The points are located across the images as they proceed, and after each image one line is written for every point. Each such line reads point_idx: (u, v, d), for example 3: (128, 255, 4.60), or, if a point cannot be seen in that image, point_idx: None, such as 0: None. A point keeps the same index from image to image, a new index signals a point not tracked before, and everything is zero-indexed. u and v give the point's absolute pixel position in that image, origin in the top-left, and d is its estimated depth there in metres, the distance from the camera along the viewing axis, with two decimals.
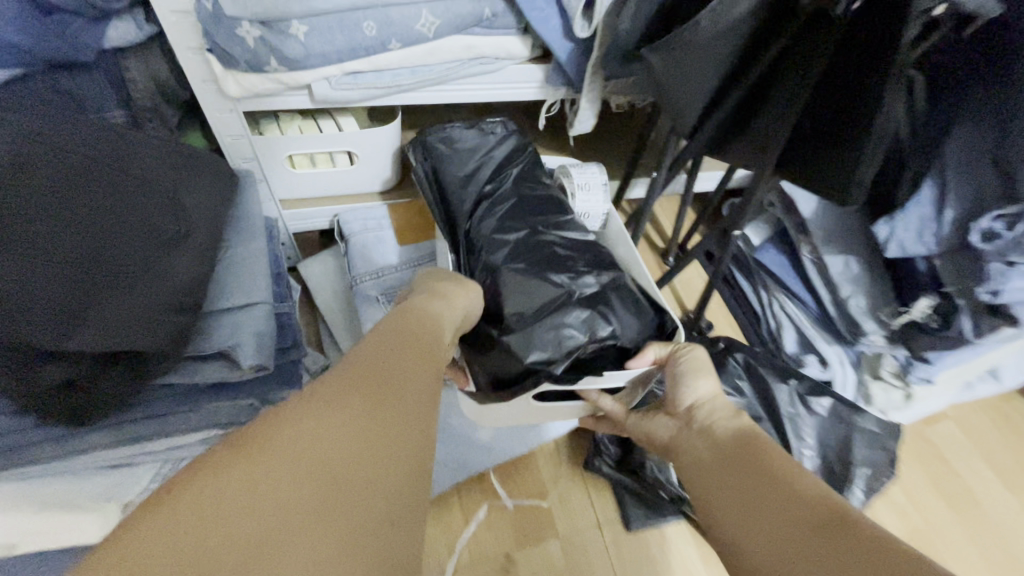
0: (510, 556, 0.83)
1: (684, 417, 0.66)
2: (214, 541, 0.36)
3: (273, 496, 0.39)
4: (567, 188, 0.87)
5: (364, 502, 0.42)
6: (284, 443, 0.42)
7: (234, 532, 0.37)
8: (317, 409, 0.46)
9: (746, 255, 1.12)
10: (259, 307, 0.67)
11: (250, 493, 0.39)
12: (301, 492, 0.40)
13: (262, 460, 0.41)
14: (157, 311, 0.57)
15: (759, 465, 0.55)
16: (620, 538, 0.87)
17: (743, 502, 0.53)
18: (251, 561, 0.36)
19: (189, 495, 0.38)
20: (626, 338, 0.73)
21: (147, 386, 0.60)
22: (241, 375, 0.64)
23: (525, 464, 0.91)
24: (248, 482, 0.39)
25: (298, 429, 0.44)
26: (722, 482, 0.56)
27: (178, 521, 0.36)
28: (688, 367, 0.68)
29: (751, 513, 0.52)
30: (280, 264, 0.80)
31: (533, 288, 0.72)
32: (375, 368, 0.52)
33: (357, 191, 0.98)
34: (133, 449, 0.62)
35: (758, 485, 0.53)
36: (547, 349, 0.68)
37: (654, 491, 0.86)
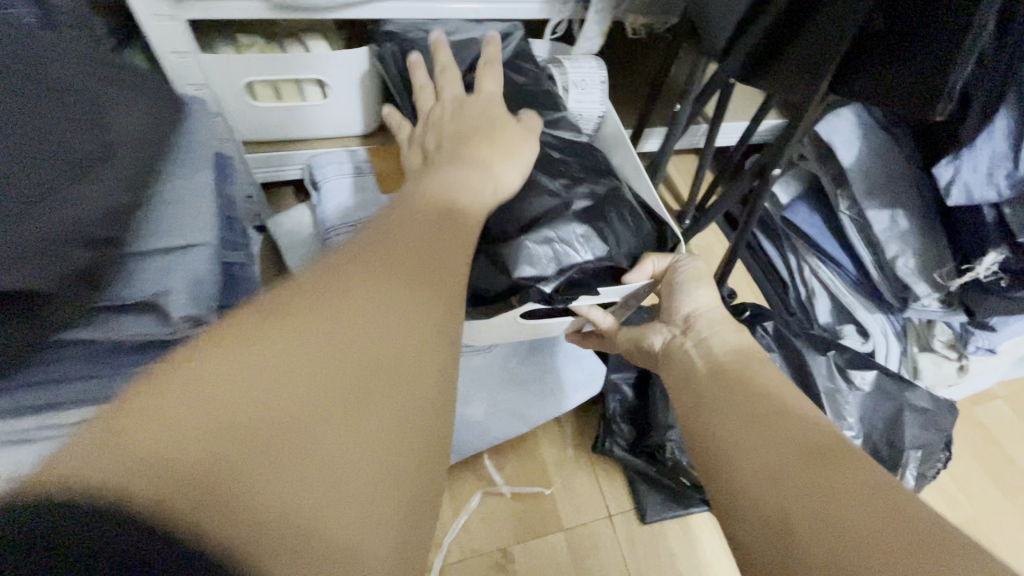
0: (508, 552, 0.71)
1: (680, 326, 0.57)
2: (221, 510, 0.22)
3: (305, 432, 0.26)
4: (558, 82, 0.73)
5: (399, 454, 0.28)
6: (317, 348, 0.28)
7: (256, 495, 0.23)
8: (344, 300, 0.32)
9: (774, 216, 0.99)
10: (199, 250, 0.55)
11: (270, 428, 0.25)
12: (348, 428, 0.27)
13: (290, 374, 0.27)
14: (61, 244, 0.43)
15: (799, 430, 0.43)
16: (635, 530, 0.75)
17: (748, 428, 0.45)
18: (284, 544, 0.23)
19: (160, 426, 0.23)
20: (623, 253, 0.60)
21: (48, 341, 0.47)
22: (175, 331, 0.53)
23: (525, 446, 0.79)
24: (265, 408, 0.25)
25: (318, 331, 0.29)
26: (739, 431, 0.45)
27: (145, 468, 0.22)
28: (688, 278, 0.59)
29: (770, 473, 0.41)
30: (235, 209, 0.67)
31: (525, 192, 0.58)
32: (419, 255, 0.36)
33: (331, 134, 0.85)
34: (38, 420, 0.50)
35: (789, 446, 0.42)
36: (538, 268, 0.55)
37: (674, 476, 0.74)
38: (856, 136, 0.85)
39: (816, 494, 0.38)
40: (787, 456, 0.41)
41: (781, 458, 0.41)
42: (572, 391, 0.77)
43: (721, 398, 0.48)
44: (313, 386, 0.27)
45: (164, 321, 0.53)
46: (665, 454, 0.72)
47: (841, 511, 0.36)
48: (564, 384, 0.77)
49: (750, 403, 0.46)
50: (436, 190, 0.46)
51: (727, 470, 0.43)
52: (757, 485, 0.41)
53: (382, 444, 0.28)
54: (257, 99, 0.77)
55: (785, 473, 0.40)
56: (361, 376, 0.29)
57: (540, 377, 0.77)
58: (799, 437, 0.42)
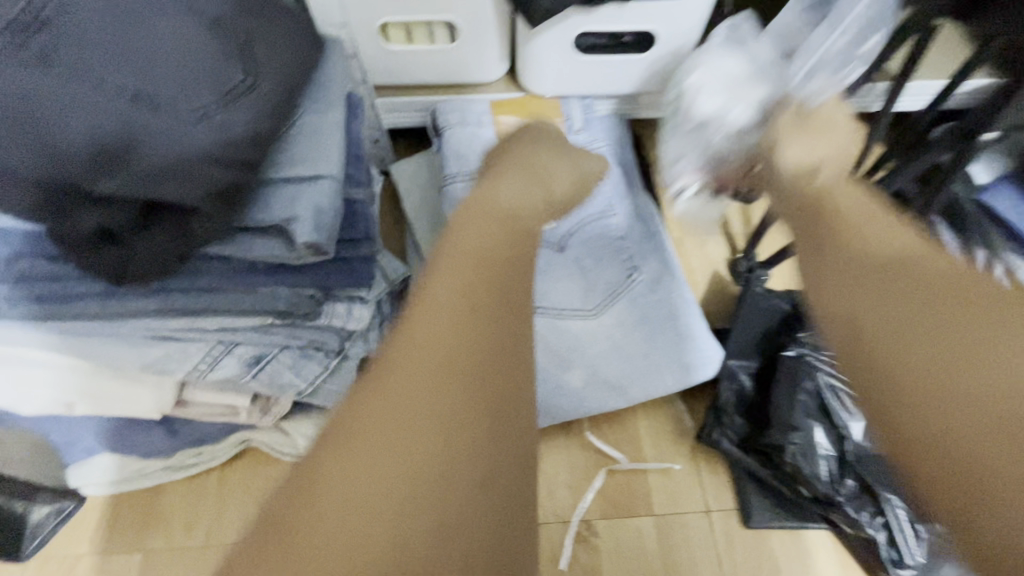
0: (591, 525, 0.69)
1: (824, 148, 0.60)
2: (383, 496, 0.40)
3: (407, 426, 0.42)
4: None
5: (428, 464, 0.41)
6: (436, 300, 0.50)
7: (390, 486, 0.40)
8: (455, 316, 0.49)
9: (963, 199, 0.81)
10: (326, 182, 0.56)
11: (388, 430, 0.42)
12: (417, 415, 0.43)
13: (420, 332, 0.47)
14: (204, 163, 0.47)
15: (924, 289, 0.47)
16: (736, 532, 0.69)
17: (964, 369, 0.42)
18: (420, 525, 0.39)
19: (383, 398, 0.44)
20: None
21: (194, 254, 0.52)
22: (301, 258, 0.55)
23: (623, 423, 0.75)
24: (417, 366, 0.45)
25: (429, 320, 0.48)
26: (951, 415, 0.41)
27: (440, 328, 0.47)
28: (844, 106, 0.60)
29: (949, 351, 0.44)
30: (361, 147, 0.69)
31: None
32: (467, 270, 0.53)
33: (460, 81, 0.83)
34: (180, 324, 0.54)
35: (968, 366, 0.42)
36: None
37: (792, 485, 0.66)
38: None
39: (990, 431, 0.40)
40: (946, 366, 0.43)
41: (970, 394, 0.41)
42: (680, 372, 0.71)
43: (937, 329, 0.45)
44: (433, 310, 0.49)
45: (292, 248, 0.55)
46: (784, 456, 0.65)
47: (971, 393, 0.41)
48: (671, 365, 0.71)
49: (897, 297, 0.47)
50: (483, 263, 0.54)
51: (986, 486, 0.38)
52: (922, 383, 0.43)
53: (394, 442, 0.42)
54: (391, 42, 0.77)
55: (923, 379, 0.43)
56: (449, 291, 0.50)
57: (645, 352, 0.72)
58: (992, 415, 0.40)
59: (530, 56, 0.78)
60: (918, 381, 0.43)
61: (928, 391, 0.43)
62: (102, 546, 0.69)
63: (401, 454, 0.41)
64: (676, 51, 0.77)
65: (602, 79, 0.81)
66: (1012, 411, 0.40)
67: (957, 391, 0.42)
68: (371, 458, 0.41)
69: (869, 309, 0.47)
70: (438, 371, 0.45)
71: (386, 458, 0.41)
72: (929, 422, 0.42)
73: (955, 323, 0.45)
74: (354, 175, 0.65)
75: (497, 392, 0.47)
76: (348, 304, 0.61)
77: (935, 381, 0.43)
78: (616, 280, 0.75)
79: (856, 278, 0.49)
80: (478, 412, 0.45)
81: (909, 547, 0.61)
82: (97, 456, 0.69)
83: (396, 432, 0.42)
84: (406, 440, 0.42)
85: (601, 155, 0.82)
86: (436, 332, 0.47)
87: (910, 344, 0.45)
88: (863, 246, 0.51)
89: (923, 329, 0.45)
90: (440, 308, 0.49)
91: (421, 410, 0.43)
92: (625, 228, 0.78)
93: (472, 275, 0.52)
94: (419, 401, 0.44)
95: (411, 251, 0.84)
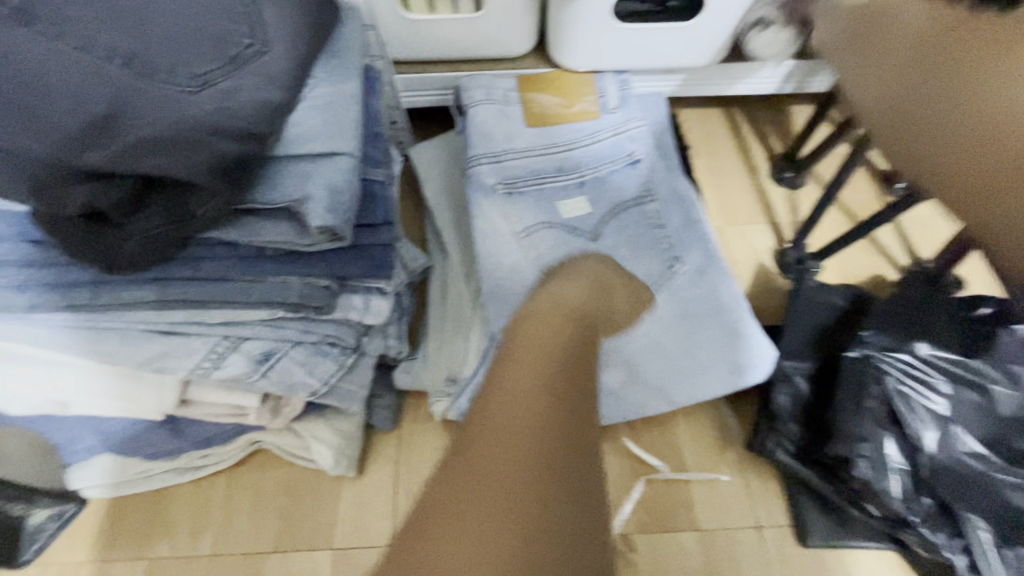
0: (628, 539, 0.63)
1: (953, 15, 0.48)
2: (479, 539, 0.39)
3: (502, 470, 0.43)
4: None
5: (520, 506, 0.41)
6: (525, 359, 0.52)
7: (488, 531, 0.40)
8: (541, 370, 0.51)
9: None
10: (342, 159, 0.50)
11: (483, 476, 0.43)
12: (511, 458, 0.44)
13: (513, 387, 0.49)
14: (205, 135, 0.41)
15: (905, 41, 0.48)
16: (789, 550, 0.62)
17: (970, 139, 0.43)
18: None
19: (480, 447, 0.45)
20: None
21: (194, 238, 0.46)
22: (314, 244, 0.49)
23: (664, 427, 0.69)
24: (509, 416, 0.47)
25: (517, 375, 0.50)
26: (948, 154, 0.45)
27: (528, 383, 0.49)
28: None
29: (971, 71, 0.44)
30: (379, 125, 0.63)
31: None
32: (549, 335, 0.55)
33: (485, 55, 0.77)
34: (181, 316, 0.49)
35: (961, 104, 0.44)
36: None
37: (856, 501, 0.60)
38: None
39: (989, 139, 0.42)
40: (957, 112, 0.44)
41: (984, 130, 0.43)
42: (728, 373, 0.65)
43: (937, 93, 0.45)
44: (521, 371, 0.51)
45: (304, 233, 0.49)
46: (852, 471, 0.58)
47: (948, 138, 0.45)
48: (719, 365, 0.65)
49: (941, 95, 0.45)
50: (564, 329, 0.57)
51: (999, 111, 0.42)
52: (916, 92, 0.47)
53: (490, 486, 0.42)
54: (411, 11, 0.71)
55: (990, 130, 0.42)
56: (530, 352, 0.53)
57: (689, 351, 0.66)
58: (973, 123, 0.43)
59: (564, 25, 0.71)
60: (950, 170, 0.45)
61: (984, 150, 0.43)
62: (104, 551, 0.65)
63: (496, 500, 0.41)
64: (726, 18, 0.69)
65: (640, 51, 0.74)
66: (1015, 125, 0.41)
67: (934, 116, 0.46)
68: (469, 501, 0.42)
69: (935, 153, 0.46)
70: (530, 418, 0.47)
71: (482, 504, 0.41)
72: (953, 161, 0.45)
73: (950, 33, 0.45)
74: (373, 155, 0.59)
75: (586, 464, 0.46)
76: (365, 296, 0.55)
77: (997, 117, 0.42)
78: (656, 272, 0.68)
79: (862, 28, 0.52)
80: (567, 485, 0.43)
81: (995, 574, 0.54)
82: (96, 457, 0.63)
83: (488, 503, 0.41)
84: (500, 487, 0.42)
85: (639, 135, 0.75)
86: (525, 384, 0.49)
87: (930, 120, 0.46)
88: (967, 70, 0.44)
89: (931, 94, 0.46)
90: (527, 365, 0.52)
91: (513, 478, 0.42)
92: (665, 215, 0.71)
93: (555, 340, 0.55)
94: (514, 447, 0.44)
95: (432, 239, 0.78)
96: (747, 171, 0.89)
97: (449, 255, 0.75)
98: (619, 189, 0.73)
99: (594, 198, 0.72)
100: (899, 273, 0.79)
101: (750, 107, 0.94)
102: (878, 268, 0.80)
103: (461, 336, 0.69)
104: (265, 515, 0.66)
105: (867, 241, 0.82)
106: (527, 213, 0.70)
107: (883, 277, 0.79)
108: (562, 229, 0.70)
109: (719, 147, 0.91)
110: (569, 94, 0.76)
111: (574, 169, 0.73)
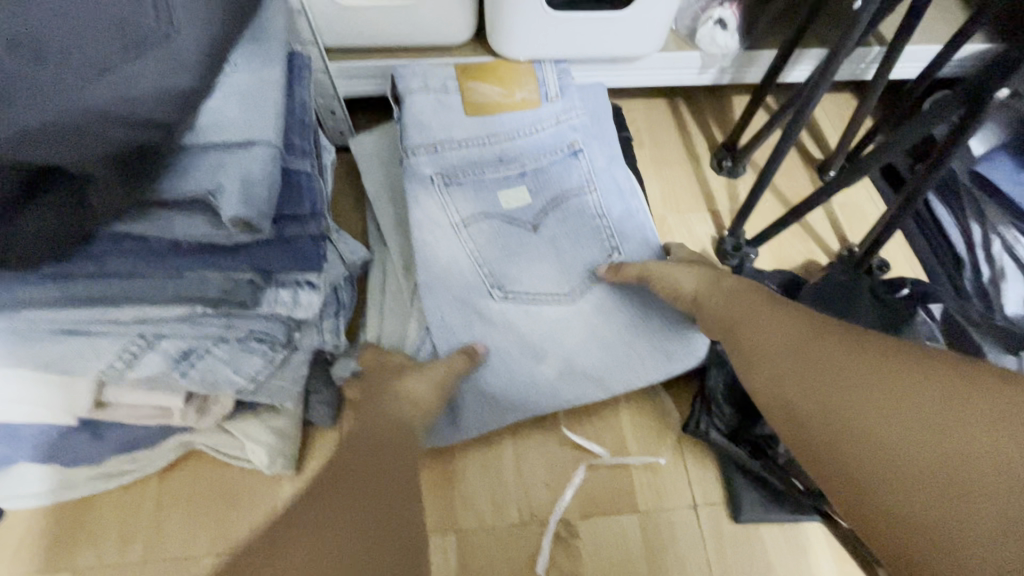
0: (572, 526, 0.64)
1: None
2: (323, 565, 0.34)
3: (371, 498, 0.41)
4: None
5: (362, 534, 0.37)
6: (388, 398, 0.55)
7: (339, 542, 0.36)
8: (400, 413, 0.54)
9: (960, 170, 0.77)
10: (259, 148, 0.48)
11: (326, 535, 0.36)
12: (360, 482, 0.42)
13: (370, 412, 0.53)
14: (103, 123, 0.39)
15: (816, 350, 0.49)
16: (725, 528, 0.65)
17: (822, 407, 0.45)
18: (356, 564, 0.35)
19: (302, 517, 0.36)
20: None
21: (97, 233, 0.44)
22: (232, 237, 0.47)
23: (606, 413, 0.70)
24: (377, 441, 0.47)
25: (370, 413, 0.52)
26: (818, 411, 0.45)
27: (385, 417, 0.52)
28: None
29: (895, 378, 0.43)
30: (307, 113, 0.60)
31: None
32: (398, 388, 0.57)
33: (423, 44, 0.76)
34: (90, 315, 0.47)
35: (873, 441, 0.41)
36: None
37: (786, 478, 0.63)
38: None
39: (923, 451, 0.39)
40: (826, 405, 0.45)
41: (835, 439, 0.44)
42: (662, 361, 0.67)
43: (849, 405, 0.44)
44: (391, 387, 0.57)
45: (220, 226, 0.47)
46: (780, 447, 0.63)
47: (877, 406, 0.42)
48: (654, 354, 0.67)
49: (839, 377, 0.46)
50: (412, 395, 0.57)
51: (863, 465, 0.41)
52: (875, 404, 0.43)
53: (323, 526, 0.36)
54: None
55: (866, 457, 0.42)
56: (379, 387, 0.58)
57: (625, 340, 0.67)
58: (919, 462, 0.39)
59: (500, 14, 0.70)
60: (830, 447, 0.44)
61: (853, 437, 0.42)
62: (23, 569, 0.61)
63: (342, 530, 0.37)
64: (659, 10, 0.70)
65: (578, 42, 0.74)
66: (896, 459, 0.40)
67: (827, 398, 0.45)
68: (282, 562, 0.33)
69: (832, 395, 0.45)
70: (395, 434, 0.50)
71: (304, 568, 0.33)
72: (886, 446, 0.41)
73: (852, 358, 0.46)
74: (300, 144, 0.58)
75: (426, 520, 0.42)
76: (294, 290, 0.54)
77: (858, 430, 0.42)
78: (594, 261, 0.69)
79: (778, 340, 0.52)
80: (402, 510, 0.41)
81: None
82: (16, 466, 0.60)
83: (363, 520, 0.38)
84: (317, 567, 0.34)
85: (580, 125, 0.75)
86: (382, 420, 0.51)
87: (822, 415, 0.45)
88: (825, 402, 0.45)
89: (837, 399, 0.45)
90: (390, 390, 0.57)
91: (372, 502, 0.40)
92: (604, 206, 0.72)
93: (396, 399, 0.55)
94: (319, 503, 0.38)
95: (373, 231, 0.77)
96: (689, 161, 0.91)
97: (390, 248, 0.74)
98: (559, 178, 0.73)
99: (534, 188, 0.72)
100: (829, 258, 0.82)
101: (692, 97, 0.96)
102: (811, 254, 0.83)
103: (401, 329, 0.68)
104: (200, 520, 0.64)
105: (801, 228, 0.85)
106: (466, 205, 0.69)
107: (815, 263, 0.82)
108: (500, 219, 0.70)
109: (661, 137, 0.92)
110: (508, 83, 0.75)
111: (514, 160, 0.72)
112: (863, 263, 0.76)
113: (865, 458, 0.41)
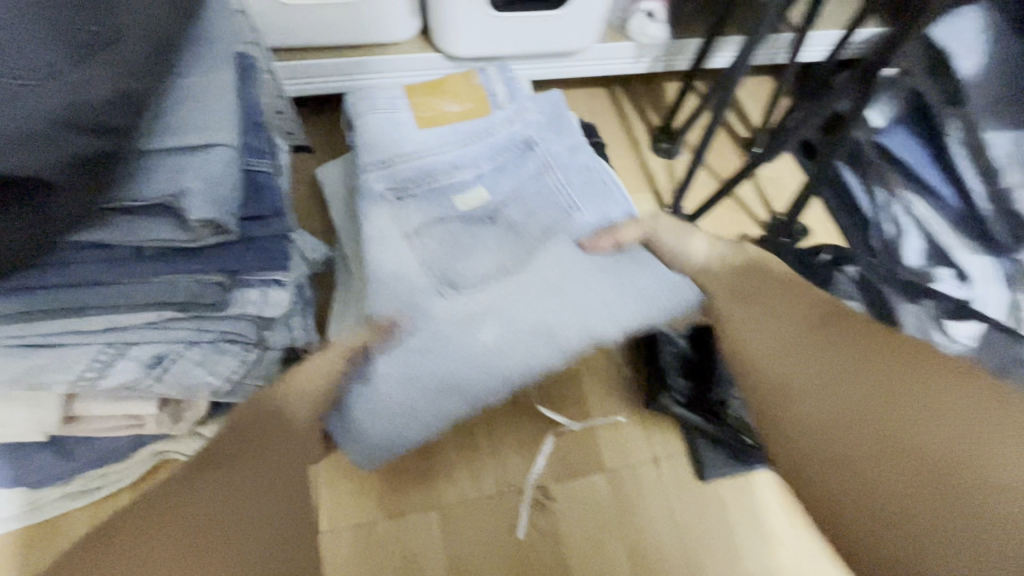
0: (546, 489, 0.68)
1: None
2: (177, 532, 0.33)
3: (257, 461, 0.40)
4: None
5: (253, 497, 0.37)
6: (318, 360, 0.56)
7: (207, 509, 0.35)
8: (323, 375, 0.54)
9: (864, 140, 0.87)
10: (218, 150, 0.49)
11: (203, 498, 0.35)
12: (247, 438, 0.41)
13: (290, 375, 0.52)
14: (63, 130, 0.38)
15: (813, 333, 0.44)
16: (684, 476, 0.71)
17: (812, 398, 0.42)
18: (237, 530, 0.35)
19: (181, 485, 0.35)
20: None
21: (59, 243, 0.44)
22: (198, 239, 0.48)
23: (570, 384, 0.75)
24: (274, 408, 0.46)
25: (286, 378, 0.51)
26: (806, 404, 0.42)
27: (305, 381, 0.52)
28: None
29: (916, 386, 0.39)
30: (259, 114, 0.61)
31: None
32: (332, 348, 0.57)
33: (369, 41, 0.77)
34: (56, 326, 0.47)
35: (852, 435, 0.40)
36: None
37: (739, 436, 0.70)
38: (980, 38, 0.76)
39: (898, 461, 0.38)
40: (808, 398, 0.43)
41: (817, 437, 0.41)
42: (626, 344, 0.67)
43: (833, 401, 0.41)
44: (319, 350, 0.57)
45: (186, 228, 0.48)
46: (731, 410, 0.69)
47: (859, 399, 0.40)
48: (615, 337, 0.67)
49: (827, 380, 0.42)
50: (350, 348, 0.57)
51: (838, 460, 0.40)
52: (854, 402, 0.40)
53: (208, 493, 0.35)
54: None
55: (855, 462, 0.39)
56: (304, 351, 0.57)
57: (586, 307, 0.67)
58: (893, 463, 0.38)
59: (443, 11, 0.73)
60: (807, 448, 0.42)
61: (833, 428, 0.41)
62: None
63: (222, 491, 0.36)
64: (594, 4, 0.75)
65: (520, 37, 0.77)
66: (876, 462, 0.38)
67: (806, 390, 0.43)
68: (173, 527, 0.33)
69: (812, 389, 0.43)
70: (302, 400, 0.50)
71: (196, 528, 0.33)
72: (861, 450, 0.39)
73: (849, 347, 0.42)
74: (255, 145, 0.58)
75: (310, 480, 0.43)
76: (262, 290, 0.54)
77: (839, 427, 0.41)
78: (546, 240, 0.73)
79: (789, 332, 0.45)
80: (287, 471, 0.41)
81: None
82: None
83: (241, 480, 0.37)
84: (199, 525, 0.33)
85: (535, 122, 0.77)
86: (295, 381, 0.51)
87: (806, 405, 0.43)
88: (808, 395, 0.43)
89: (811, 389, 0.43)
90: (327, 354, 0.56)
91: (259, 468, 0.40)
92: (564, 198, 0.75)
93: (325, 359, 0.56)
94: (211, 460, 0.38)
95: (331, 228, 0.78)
96: (629, 145, 0.97)
97: (349, 244, 0.75)
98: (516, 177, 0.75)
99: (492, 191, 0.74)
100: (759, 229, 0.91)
101: (629, 85, 1.02)
102: (743, 224, 0.91)
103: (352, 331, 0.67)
104: None
105: (733, 202, 0.93)
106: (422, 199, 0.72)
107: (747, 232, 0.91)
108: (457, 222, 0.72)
109: (602, 124, 0.98)
110: (462, 98, 0.78)
111: (469, 167, 0.74)
112: (782, 234, 0.85)
113: (835, 459, 0.40)
